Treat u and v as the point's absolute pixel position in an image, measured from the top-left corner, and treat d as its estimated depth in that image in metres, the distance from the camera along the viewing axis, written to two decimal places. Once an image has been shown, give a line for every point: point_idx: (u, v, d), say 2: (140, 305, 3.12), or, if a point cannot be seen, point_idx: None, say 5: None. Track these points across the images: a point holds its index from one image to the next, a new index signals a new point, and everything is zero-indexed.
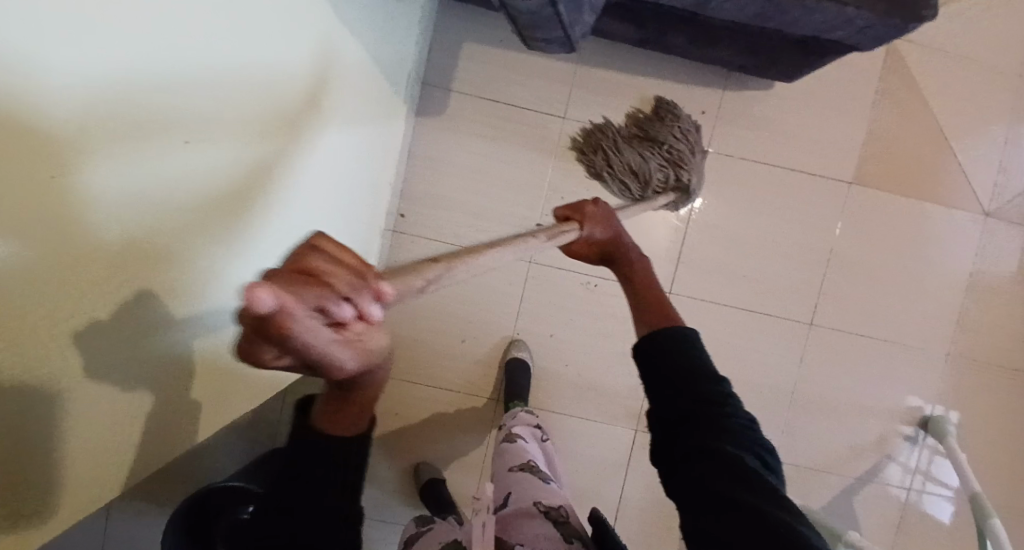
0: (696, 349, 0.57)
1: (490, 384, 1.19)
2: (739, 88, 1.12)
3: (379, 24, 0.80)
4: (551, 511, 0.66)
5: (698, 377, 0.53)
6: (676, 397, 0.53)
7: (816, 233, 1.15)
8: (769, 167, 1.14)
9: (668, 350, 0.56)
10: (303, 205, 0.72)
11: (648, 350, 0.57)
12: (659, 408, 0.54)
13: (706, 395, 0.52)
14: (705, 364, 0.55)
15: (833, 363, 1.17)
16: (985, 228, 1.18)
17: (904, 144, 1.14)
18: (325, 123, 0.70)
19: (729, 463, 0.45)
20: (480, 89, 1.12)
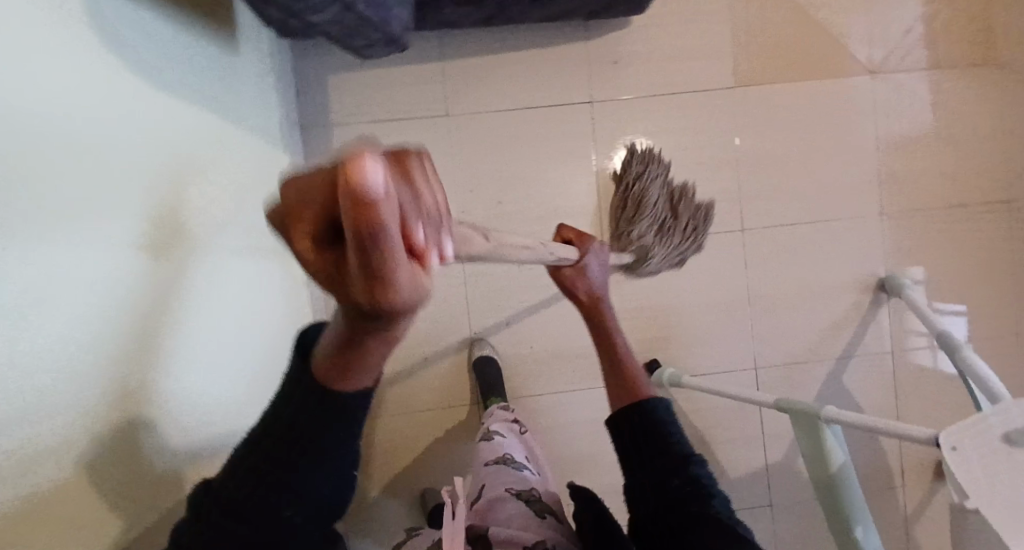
0: (669, 421, 0.63)
1: (466, 390, 1.20)
2: (601, 32, 1.14)
3: (213, 72, 0.79)
4: (522, 492, 0.66)
5: (667, 450, 0.60)
6: (650, 471, 0.59)
7: (718, 143, 1.17)
8: (654, 96, 1.16)
9: (637, 422, 0.62)
10: (221, 295, 0.73)
11: (619, 424, 0.63)
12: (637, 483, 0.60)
13: (675, 464, 0.59)
14: (676, 436, 0.61)
15: (776, 258, 1.19)
16: (876, 85, 1.20)
17: (772, 33, 1.17)
18: (214, 214, 0.72)
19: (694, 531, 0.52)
20: (358, 114, 1.13)
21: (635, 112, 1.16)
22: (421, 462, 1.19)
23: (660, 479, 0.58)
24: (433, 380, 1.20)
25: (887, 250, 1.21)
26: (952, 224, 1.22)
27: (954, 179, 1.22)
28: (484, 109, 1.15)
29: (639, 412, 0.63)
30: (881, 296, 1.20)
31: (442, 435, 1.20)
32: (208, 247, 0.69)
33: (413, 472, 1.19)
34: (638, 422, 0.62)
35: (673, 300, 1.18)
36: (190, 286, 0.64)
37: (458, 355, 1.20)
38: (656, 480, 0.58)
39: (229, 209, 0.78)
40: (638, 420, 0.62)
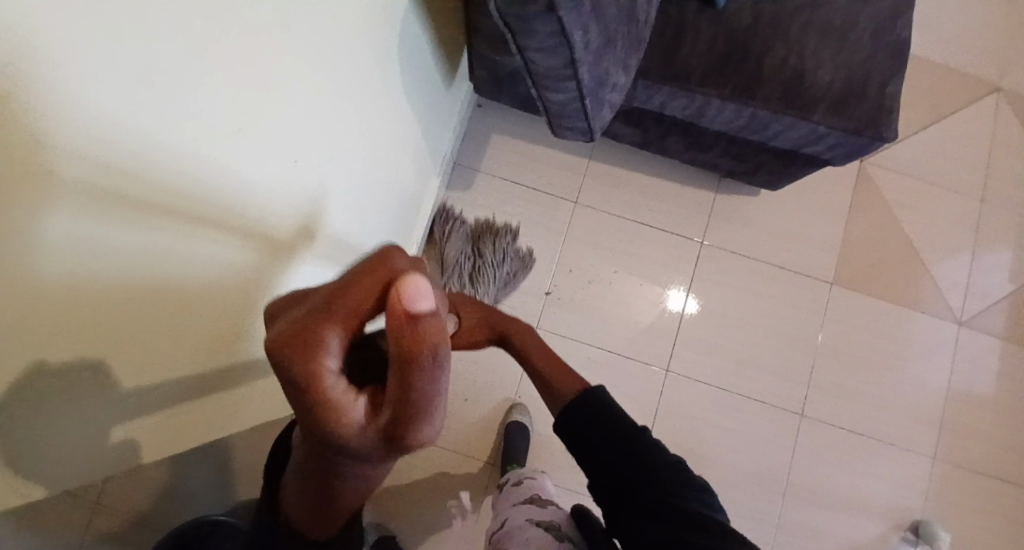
0: (611, 403, 0.69)
1: (485, 446, 1.18)
2: (729, 192, 1.27)
3: (421, 76, 0.86)
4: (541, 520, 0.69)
5: (626, 433, 0.65)
6: (615, 461, 0.63)
7: (802, 326, 1.23)
8: (758, 262, 1.25)
9: (581, 417, 0.68)
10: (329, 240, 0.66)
11: (568, 418, 0.69)
12: (604, 472, 0.64)
13: (635, 448, 0.64)
14: (620, 416, 0.67)
15: (823, 454, 1.19)
16: (960, 337, 1.26)
17: (879, 253, 1.26)
18: (351, 151, 0.64)
19: (684, 518, 0.55)
20: (501, 172, 1.27)
21: (735, 268, 1.24)
22: (415, 499, 1.15)
23: (620, 474, 0.62)
24: (461, 425, 1.19)
25: (930, 494, 1.19)
26: (1000, 495, 1.20)
27: (1011, 455, 1.22)
28: (607, 212, 1.26)
29: (581, 407, 0.69)
30: (911, 541, 1.17)
31: (446, 481, 1.17)
32: (344, 203, 0.67)
33: (401, 503, 1.15)
34: (582, 415, 0.68)
35: (711, 451, 1.18)
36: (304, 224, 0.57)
37: (493, 412, 1.20)
38: (620, 473, 0.62)
39: (366, 158, 0.70)
40: (579, 415, 0.68)
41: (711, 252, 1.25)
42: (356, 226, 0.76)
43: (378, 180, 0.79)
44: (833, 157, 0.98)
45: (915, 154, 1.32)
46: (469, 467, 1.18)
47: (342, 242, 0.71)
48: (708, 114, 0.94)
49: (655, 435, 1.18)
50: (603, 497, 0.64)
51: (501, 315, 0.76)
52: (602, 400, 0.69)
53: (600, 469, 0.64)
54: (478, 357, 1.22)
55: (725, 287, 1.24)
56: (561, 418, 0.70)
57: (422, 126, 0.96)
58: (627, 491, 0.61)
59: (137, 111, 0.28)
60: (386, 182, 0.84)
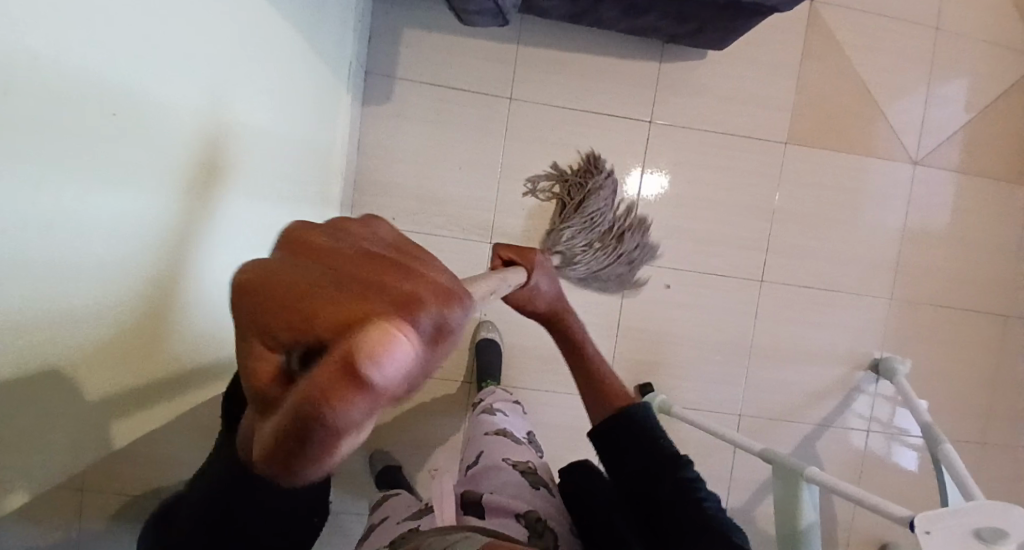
0: (654, 430, 0.69)
1: (460, 367, 1.18)
2: (674, 59, 1.16)
3: None
4: (519, 464, 0.70)
5: (665, 461, 0.65)
6: (649, 482, 0.64)
7: (760, 193, 1.20)
8: (710, 132, 1.18)
9: (619, 432, 0.68)
10: (235, 213, 0.61)
11: (606, 430, 0.69)
12: (632, 491, 0.66)
13: (669, 477, 0.64)
14: (664, 445, 0.67)
15: (785, 315, 1.22)
16: (914, 178, 1.24)
17: (834, 101, 1.20)
18: (236, 95, 0.55)
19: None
20: (423, 74, 1.13)
21: (687, 143, 1.18)
22: (400, 428, 1.17)
23: (647, 494, 0.64)
24: None
25: (886, 333, 1.25)
26: (949, 323, 1.27)
27: (961, 282, 1.27)
28: (546, 103, 1.15)
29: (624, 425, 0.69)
30: (869, 377, 1.25)
31: (427, 406, 1.18)
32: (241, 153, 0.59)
33: (386, 433, 1.17)
34: (625, 429, 0.68)
35: (680, 331, 1.20)
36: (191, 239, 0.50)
37: None
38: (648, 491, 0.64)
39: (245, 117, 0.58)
40: (622, 428, 0.68)
41: (660, 130, 1.17)
42: (261, 173, 0.68)
43: (275, 116, 0.70)
44: (780, 3, 0.88)
45: None
46: (448, 388, 1.19)
47: (246, 195, 0.64)
48: None
49: (623, 326, 1.19)
50: (627, 511, 0.65)
51: (563, 301, 0.76)
52: (646, 425, 0.69)
53: (629, 484, 0.66)
54: None
55: (679, 166, 1.18)
56: (600, 429, 0.70)
57: (319, 28, 0.82)
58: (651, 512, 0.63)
59: None
60: (288, 116, 0.75)
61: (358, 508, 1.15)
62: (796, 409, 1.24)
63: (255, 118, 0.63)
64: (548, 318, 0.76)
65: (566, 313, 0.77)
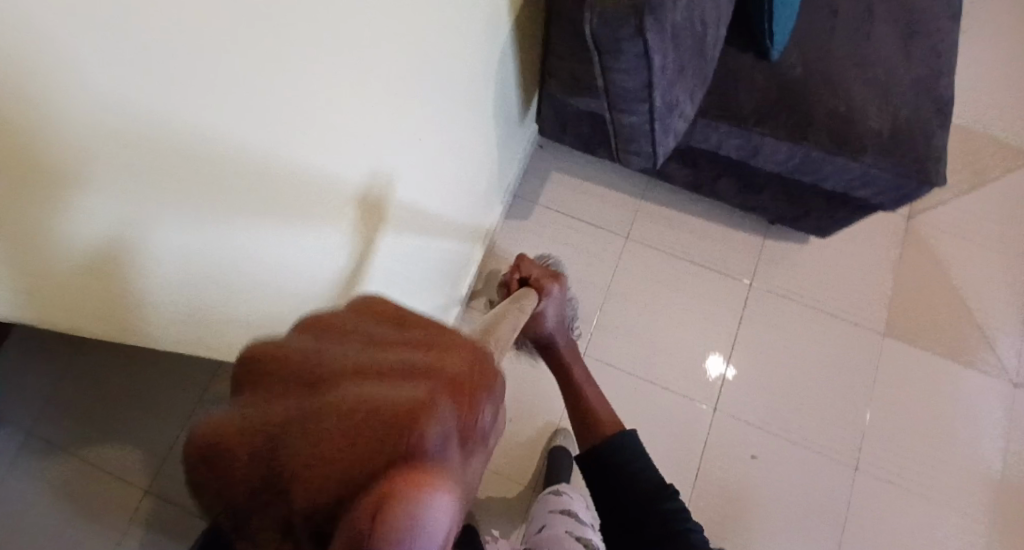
0: (635, 454, 0.75)
1: (527, 471, 1.17)
2: (777, 238, 1.31)
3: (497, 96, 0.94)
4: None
5: (649, 491, 0.71)
6: (633, 507, 0.71)
7: (853, 374, 1.22)
8: (805, 305, 1.26)
9: (608, 454, 0.75)
10: (390, 240, 0.70)
11: (592, 459, 0.76)
12: (615, 514, 0.72)
13: (653, 500, 0.70)
14: (643, 466, 0.74)
15: (877, 512, 1.13)
16: (1019, 397, 1.22)
17: (930, 307, 1.26)
18: (433, 126, 0.70)
19: None
20: (556, 205, 1.35)
21: (782, 311, 1.26)
22: None
23: (627, 516, 0.70)
24: (504, 447, 1.18)
25: None
26: None
27: None
28: (656, 249, 1.31)
29: (605, 452, 0.76)
30: None
31: (486, 503, 1.15)
32: (421, 173, 0.72)
33: None
34: (609, 463, 0.75)
35: (759, 497, 1.14)
36: (364, 215, 0.60)
37: (538, 436, 1.19)
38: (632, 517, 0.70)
39: (436, 146, 0.74)
40: (605, 464, 0.75)
41: (758, 294, 1.27)
42: (431, 202, 0.81)
43: (451, 171, 0.85)
44: (884, 203, 1.02)
45: (964, 213, 1.34)
46: (510, 489, 1.16)
47: (414, 213, 0.76)
48: (760, 154, 1.01)
49: (701, 473, 1.15)
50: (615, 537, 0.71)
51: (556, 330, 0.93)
52: (631, 447, 0.75)
53: (614, 518, 0.72)
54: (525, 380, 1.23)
55: (771, 328, 1.25)
56: (591, 454, 0.76)
57: (495, 147, 1.06)
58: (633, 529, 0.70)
59: (127, 78, 0.25)
60: (457, 176, 0.90)
61: None
62: None
63: (441, 155, 0.77)
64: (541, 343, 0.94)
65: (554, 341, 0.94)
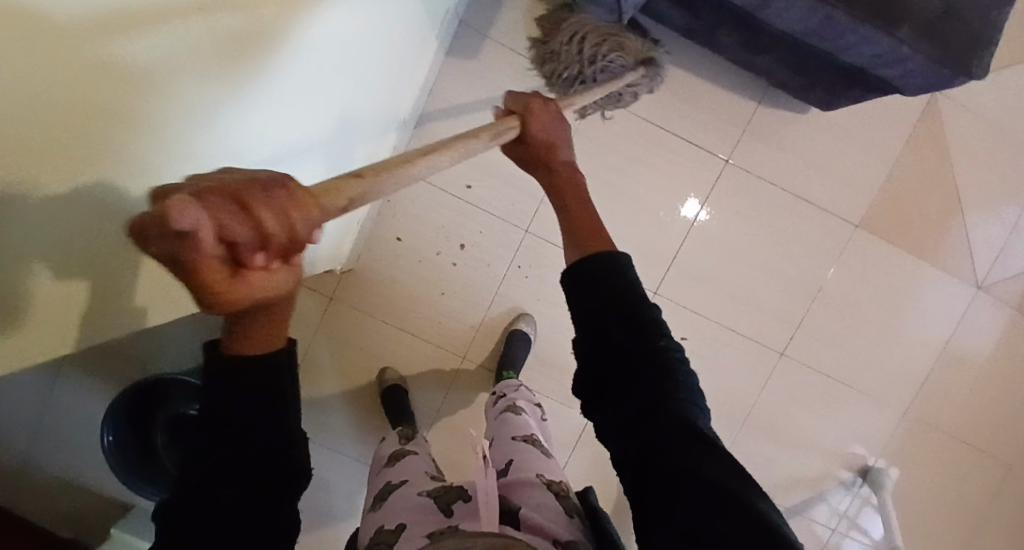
0: (627, 274, 0.52)
1: (484, 351, 1.18)
2: (772, 106, 1.09)
3: None
4: (554, 484, 0.58)
5: (633, 299, 0.50)
6: (610, 331, 0.49)
7: (811, 270, 1.14)
8: (782, 191, 1.12)
9: (594, 273, 0.51)
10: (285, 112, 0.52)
11: (589, 271, 0.52)
12: (592, 340, 0.50)
13: (639, 321, 0.49)
14: (635, 286, 0.51)
15: (791, 396, 1.19)
16: (974, 300, 1.18)
17: (918, 203, 1.13)
18: None
19: (687, 431, 0.43)
20: (515, 43, 1.08)
21: (755, 195, 1.12)
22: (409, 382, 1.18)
23: (609, 353, 0.48)
24: (458, 326, 1.17)
25: (886, 445, 1.21)
26: (952, 454, 1.23)
27: (979, 419, 1.22)
28: (628, 110, 1.10)
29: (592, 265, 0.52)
30: (853, 480, 1.22)
31: (434, 375, 1.18)
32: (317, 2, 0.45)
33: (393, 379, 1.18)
34: (593, 278, 0.51)
35: None
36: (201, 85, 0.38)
37: (495, 319, 1.17)
38: (610, 336, 0.49)
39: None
40: (592, 279, 0.51)
41: (733, 174, 1.11)
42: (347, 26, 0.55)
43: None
44: (905, 86, 0.82)
45: (1002, 90, 1.12)
46: (464, 365, 1.19)
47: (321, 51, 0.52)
48: (770, 9, 0.75)
49: None
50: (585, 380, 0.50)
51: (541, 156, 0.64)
52: (620, 267, 0.52)
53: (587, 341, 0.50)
54: (476, 256, 1.15)
55: (738, 214, 1.12)
56: (571, 270, 0.53)
57: None
58: (615, 377, 0.48)
59: None
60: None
61: (342, 450, 1.16)
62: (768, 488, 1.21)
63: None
64: (536, 155, 0.65)
65: (559, 148, 0.65)
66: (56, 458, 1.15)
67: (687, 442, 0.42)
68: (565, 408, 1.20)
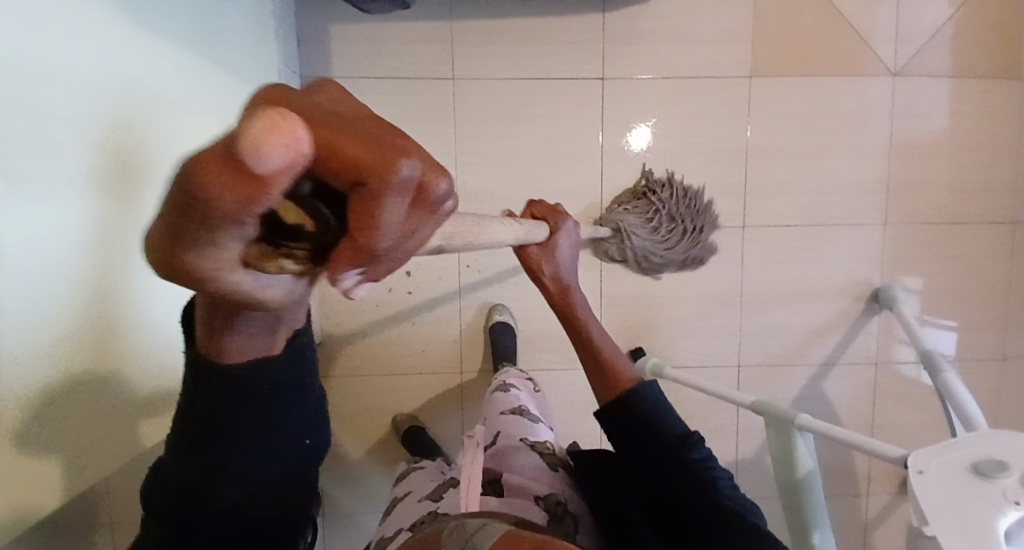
0: (661, 410, 0.67)
1: (475, 355, 1.19)
2: (618, 6, 1.08)
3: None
4: (537, 446, 0.77)
5: (672, 439, 0.64)
6: (665, 474, 0.63)
7: (732, 135, 1.13)
8: (669, 78, 1.10)
9: (634, 418, 0.66)
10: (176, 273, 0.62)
11: (613, 422, 0.68)
12: (649, 477, 0.64)
13: (682, 457, 0.63)
14: (674, 428, 0.66)
15: (774, 259, 1.17)
16: (896, 87, 1.16)
17: (798, 25, 1.11)
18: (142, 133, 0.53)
19: (740, 534, 0.57)
20: (359, 70, 1.09)
21: (644, 94, 1.11)
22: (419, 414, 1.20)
23: (667, 488, 0.63)
24: (441, 345, 1.18)
25: (884, 260, 1.19)
26: (952, 239, 1.20)
27: (959, 193, 1.19)
28: (490, 78, 1.10)
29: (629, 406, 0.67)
30: (871, 308, 1.19)
31: (441, 398, 1.20)
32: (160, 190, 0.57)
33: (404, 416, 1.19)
34: (632, 422, 0.66)
35: (665, 290, 1.17)
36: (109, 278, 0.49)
37: (471, 321, 1.18)
38: (664, 478, 0.63)
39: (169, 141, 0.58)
40: (634, 419, 0.66)
41: (616, 86, 1.10)
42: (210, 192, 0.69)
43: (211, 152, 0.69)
44: None
45: None
46: (465, 377, 1.20)
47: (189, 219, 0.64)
48: None
49: (603, 291, 1.17)
50: (648, 509, 0.64)
51: (566, 295, 0.80)
52: (653, 405, 0.67)
53: (647, 481, 0.65)
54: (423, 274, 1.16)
55: (638, 118, 1.11)
56: (612, 417, 0.67)
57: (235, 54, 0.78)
58: (673, 503, 0.62)
59: None
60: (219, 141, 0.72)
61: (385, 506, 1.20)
62: (795, 352, 1.20)
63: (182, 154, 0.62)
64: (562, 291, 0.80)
65: (572, 288, 0.80)
66: None
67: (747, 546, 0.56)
68: (573, 370, 1.20)
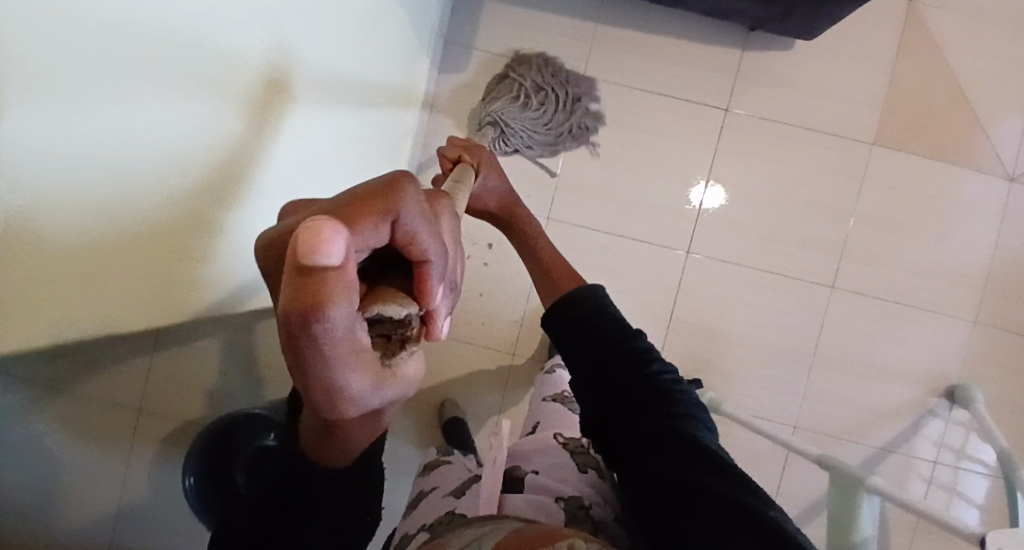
0: (606, 309, 0.72)
1: (531, 344, 1.18)
2: (758, 48, 1.12)
3: None
4: (570, 444, 0.72)
5: (623, 337, 0.68)
6: (603, 365, 0.66)
7: (838, 194, 1.13)
8: (788, 126, 1.12)
9: (579, 314, 0.71)
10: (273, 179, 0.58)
11: (562, 326, 0.72)
12: (590, 376, 0.66)
13: (626, 356, 0.66)
14: (620, 326, 0.69)
15: (854, 327, 1.14)
16: (1013, 191, 1.14)
17: (925, 108, 1.12)
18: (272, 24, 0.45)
19: (680, 441, 0.56)
20: (498, 47, 1.14)
21: (762, 135, 1.12)
22: (460, 390, 1.19)
23: (611, 383, 0.64)
24: (501, 326, 1.18)
25: (969, 360, 1.14)
26: None
27: None
28: (618, 84, 1.13)
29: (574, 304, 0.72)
30: (943, 406, 1.14)
31: (487, 379, 1.19)
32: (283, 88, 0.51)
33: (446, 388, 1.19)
34: (577, 316, 0.71)
35: (736, 329, 1.14)
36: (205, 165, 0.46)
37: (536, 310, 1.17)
38: (603, 369, 0.66)
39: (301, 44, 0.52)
40: (580, 315, 0.71)
41: (736, 120, 1.13)
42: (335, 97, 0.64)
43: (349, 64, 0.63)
44: None
45: None
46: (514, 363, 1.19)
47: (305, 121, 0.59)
48: None
49: (674, 314, 1.15)
50: (591, 410, 0.65)
51: (511, 204, 0.87)
52: (599, 305, 0.72)
53: (584, 378, 0.67)
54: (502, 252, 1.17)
55: (750, 155, 1.13)
56: (555, 315, 0.73)
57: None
58: (621, 404, 0.62)
59: None
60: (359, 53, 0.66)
61: (405, 472, 1.17)
62: (853, 428, 1.15)
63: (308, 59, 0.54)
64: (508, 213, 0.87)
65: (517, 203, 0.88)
66: (138, 534, 1.15)
67: (686, 453, 0.54)
68: None
